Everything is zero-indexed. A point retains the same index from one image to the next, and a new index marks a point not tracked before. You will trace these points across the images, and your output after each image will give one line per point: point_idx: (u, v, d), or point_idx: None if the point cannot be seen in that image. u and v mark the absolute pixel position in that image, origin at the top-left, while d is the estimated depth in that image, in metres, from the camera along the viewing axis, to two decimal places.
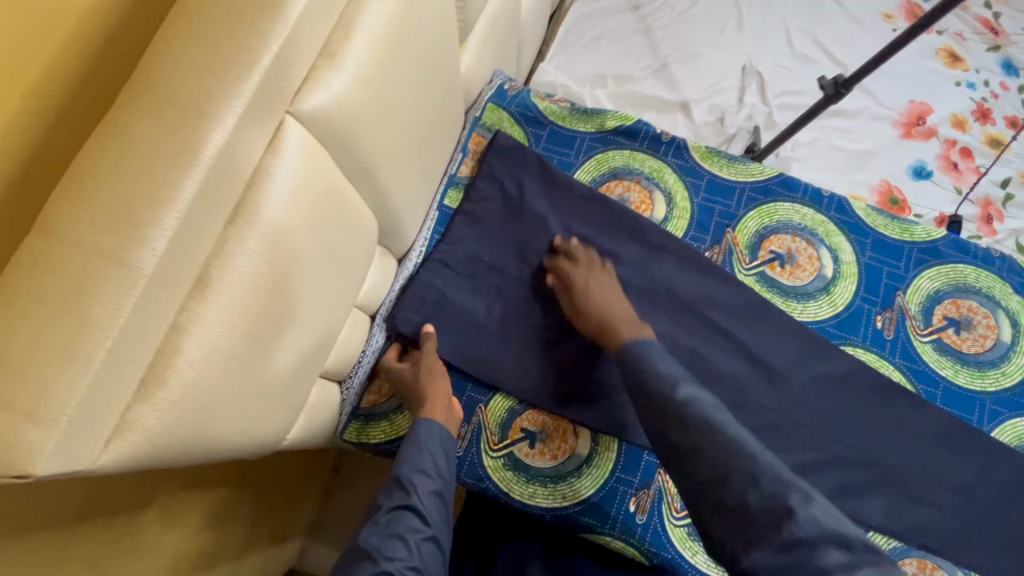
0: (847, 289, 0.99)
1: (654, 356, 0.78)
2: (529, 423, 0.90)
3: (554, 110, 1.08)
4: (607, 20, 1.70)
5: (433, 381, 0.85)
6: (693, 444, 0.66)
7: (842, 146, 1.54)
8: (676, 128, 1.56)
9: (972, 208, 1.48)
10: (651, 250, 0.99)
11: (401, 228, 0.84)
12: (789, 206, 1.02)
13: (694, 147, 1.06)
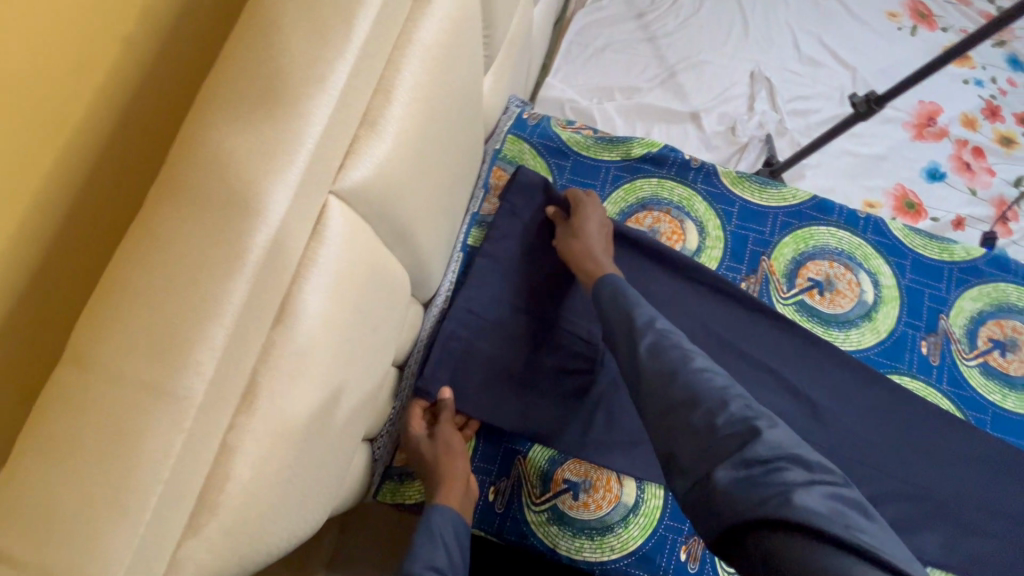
0: (890, 314, 0.96)
1: (629, 294, 0.77)
2: (572, 473, 0.87)
3: (578, 140, 1.05)
4: (611, 30, 1.64)
5: (451, 456, 0.81)
6: (660, 363, 0.65)
7: (854, 151, 1.51)
8: (687, 141, 1.52)
9: (987, 209, 1.46)
10: (681, 284, 0.95)
11: (429, 277, 0.80)
12: (824, 230, 1.00)
13: (724, 173, 1.03)
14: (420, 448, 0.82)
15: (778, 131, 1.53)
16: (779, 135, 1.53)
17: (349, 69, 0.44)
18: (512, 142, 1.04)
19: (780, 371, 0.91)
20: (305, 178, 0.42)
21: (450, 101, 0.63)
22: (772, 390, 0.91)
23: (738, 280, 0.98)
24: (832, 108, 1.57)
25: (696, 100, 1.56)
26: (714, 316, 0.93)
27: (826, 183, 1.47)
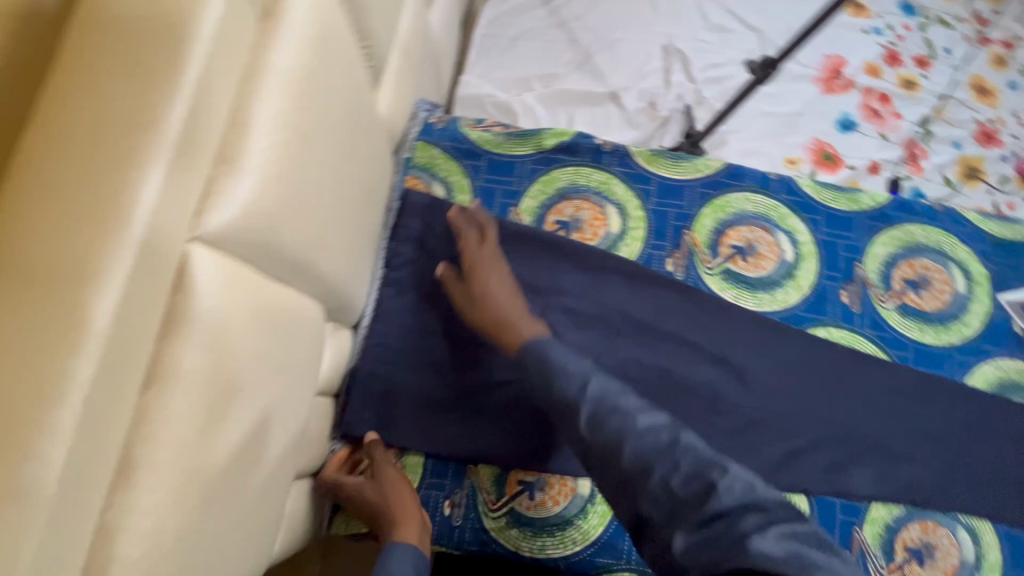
0: (811, 270, 0.99)
1: (554, 355, 0.75)
2: (524, 474, 0.86)
3: (487, 138, 1.03)
4: (520, 19, 1.62)
5: (391, 489, 0.80)
6: (606, 438, 0.67)
7: (770, 112, 1.54)
8: (610, 121, 1.52)
9: (897, 151, 1.52)
10: (593, 275, 0.95)
11: (348, 303, 0.78)
12: (740, 196, 1.02)
13: (637, 152, 1.03)
14: (356, 489, 0.80)
15: (697, 101, 1.56)
16: (698, 105, 1.56)
17: (185, 107, 0.41)
18: (422, 151, 1.01)
19: (711, 341, 0.94)
20: (151, 233, 0.40)
21: (329, 122, 0.61)
22: (707, 359, 0.94)
23: (664, 258, 0.99)
24: (745, 72, 1.60)
25: (614, 79, 1.56)
26: (645, 297, 0.95)
27: (749, 146, 1.50)
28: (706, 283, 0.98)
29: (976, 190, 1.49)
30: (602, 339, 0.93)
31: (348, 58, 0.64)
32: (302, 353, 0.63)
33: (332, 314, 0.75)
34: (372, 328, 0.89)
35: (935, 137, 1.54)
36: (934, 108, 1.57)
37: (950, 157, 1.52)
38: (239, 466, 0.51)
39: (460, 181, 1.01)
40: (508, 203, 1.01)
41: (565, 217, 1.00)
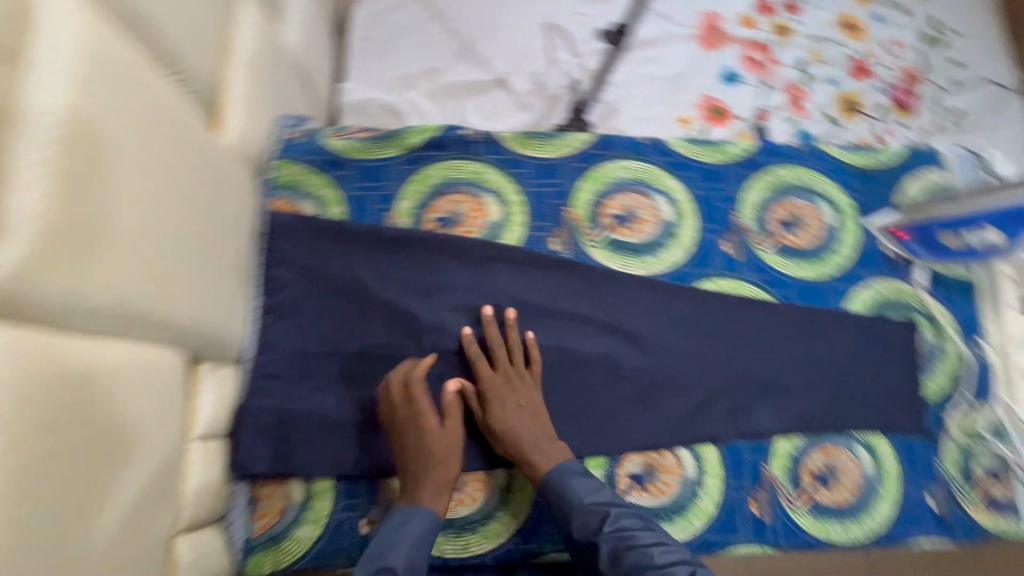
0: (851, 240, 0.93)
1: (578, 497, 0.75)
2: (635, 463, 0.82)
3: (348, 144, 0.89)
4: (392, 17, 1.47)
5: (540, 427, 0.79)
6: (617, 574, 0.71)
7: (657, 76, 1.54)
8: (502, 110, 1.45)
9: (779, 97, 1.55)
10: (613, 303, 0.87)
11: (206, 414, 0.70)
12: (784, 168, 0.94)
13: (674, 141, 0.94)
14: (450, 472, 0.76)
15: (585, 78, 1.50)
16: (607, 75, 1.51)
17: None
18: (358, 155, 0.88)
19: (747, 324, 0.88)
20: None
21: (114, 180, 0.53)
22: (737, 341, 0.87)
23: (720, 241, 0.91)
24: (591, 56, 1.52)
25: (499, 64, 1.47)
26: (693, 294, 0.88)
27: (656, 112, 1.50)
28: (770, 266, 0.91)
29: (856, 126, 1.57)
30: (616, 341, 0.86)
31: (141, 95, 0.57)
32: (143, 429, 0.56)
33: (215, 352, 0.68)
34: (349, 389, 0.80)
35: (814, 78, 1.58)
36: (807, 49, 1.59)
37: (829, 96, 1.58)
38: (104, 555, 0.50)
39: (413, 198, 0.88)
40: (552, 204, 0.90)
41: (612, 206, 0.90)
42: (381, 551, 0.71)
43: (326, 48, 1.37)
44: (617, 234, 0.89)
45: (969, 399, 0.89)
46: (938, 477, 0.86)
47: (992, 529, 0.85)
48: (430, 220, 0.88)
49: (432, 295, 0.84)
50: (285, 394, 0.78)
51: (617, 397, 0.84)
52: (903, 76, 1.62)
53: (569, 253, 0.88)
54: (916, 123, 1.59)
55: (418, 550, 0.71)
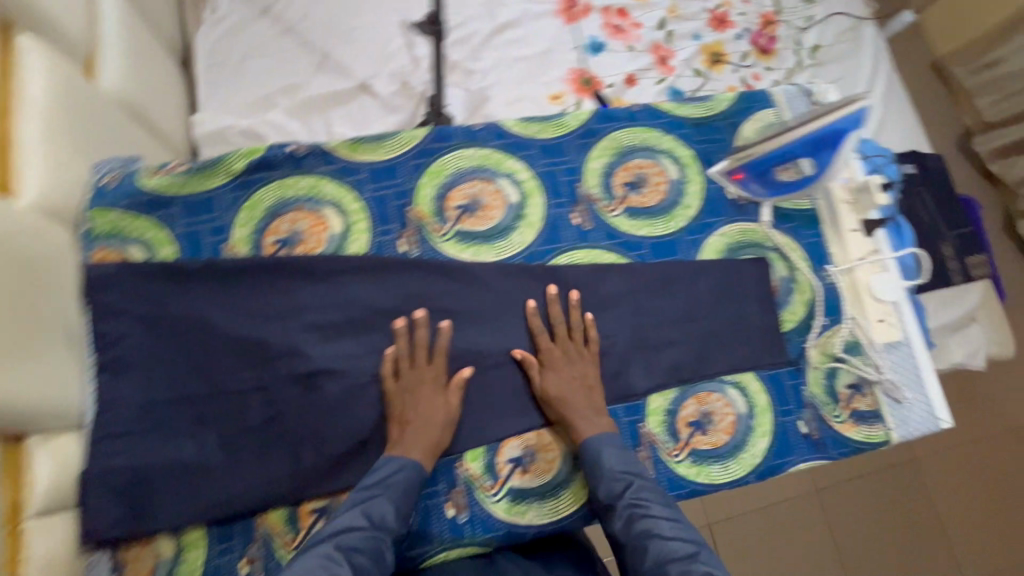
0: (696, 190, 0.95)
1: (609, 463, 0.78)
2: (512, 448, 0.83)
3: (170, 182, 0.85)
4: (242, 38, 1.42)
5: (592, 399, 0.82)
6: (627, 534, 0.73)
7: (521, 56, 1.53)
8: (368, 114, 1.42)
9: (647, 57, 1.58)
10: (475, 291, 0.86)
11: (41, 491, 0.66)
12: (621, 132, 0.96)
13: (509, 123, 0.94)
14: (436, 439, 0.78)
15: (449, 68, 1.49)
16: (471, 61, 1.50)
17: None
18: (180, 191, 0.84)
19: (606, 289, 0.89)
20: None
21: None
22: (598, 304, 0.88)
23: (569, 215, 0.92)
24: (452, 47, 1.51)
25: (360, 70, 1.44)
26: (551, 273, 0.88)
27: (526, 90, 1.50)
28: (619, 230, 0.92)
29: (723, 73, 1.61)
30: (480, 327, 0.85)
31: None
32: None
33: (33, 423, 0.66)
34: (207, 430, 0.77)
35: (675, 36, 1.62)
36: (666, 10, 1.64)
37: (693, 49, 1.61)
38: None
39: (247, 225, 0.85)
40: (395, 204, 0.89)
41: (455, 195, 0.90)
42: (365, 497, 0.72)
43: (174, 80, 1.30)
44: (465, 224, 0.89)
45: (826, 324, 0.92)
46: (808, 403, 0.90)
47: (861, 441, 0.90)
48: (269, 243, 0.85)
49: (281, 319, 0.82)
50: (137, 449, 0.75)
51: (487, 381, 0.84)
52: (761, 22, 1.68)
53: (417, 251, 0.87)
54: (777, 64, 1.65)
55: (403, 498, 0.73)
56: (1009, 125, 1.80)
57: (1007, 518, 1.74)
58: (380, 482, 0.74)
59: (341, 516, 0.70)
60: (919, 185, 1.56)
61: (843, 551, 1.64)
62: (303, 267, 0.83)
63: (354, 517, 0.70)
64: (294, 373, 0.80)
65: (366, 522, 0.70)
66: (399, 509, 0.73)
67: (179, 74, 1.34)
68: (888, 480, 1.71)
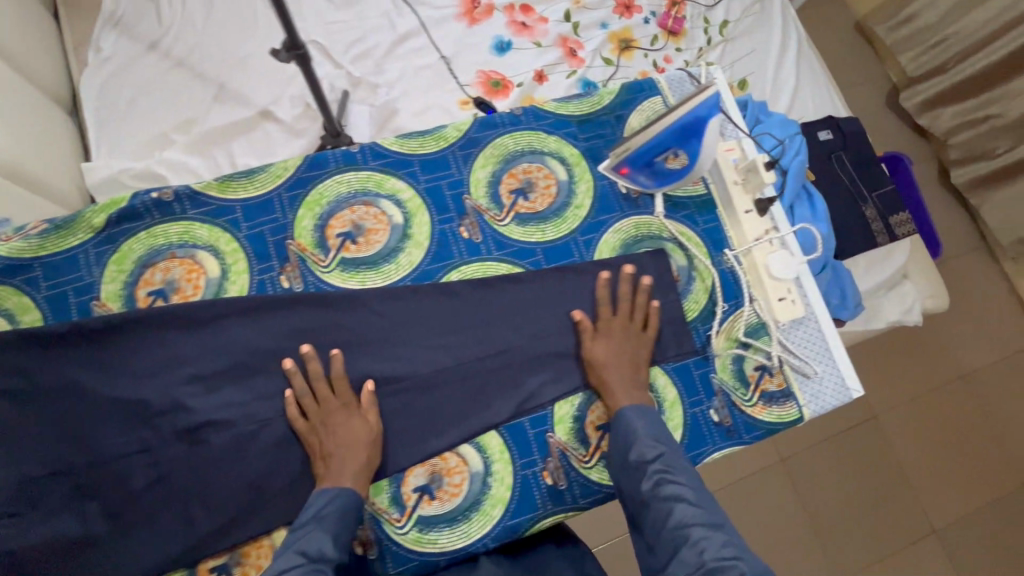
0: (585, 188, 0.94)
1: (641, 429, 0.79)
2: (418, 476, 0.81)
3: (24, 246, 0.81)
4: (131, 77, 1.37)
5: (635, 372, 0.84)
6: (651, 498, 0.74)
7: (427, 64, 1.50)
8: (272, 141, 1.38)
9: (555, 51, 1.56)
10: (364, 320, 0.84)
11: None
12: (504, 138, 0.94)
13: (386, 142, 0.92)
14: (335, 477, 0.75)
15: (353, 84, 1.45)
16: (375, 75, 1.47)
17: None
18: (37, 253, 0.80)
19: (499, 301, 0.87)
20: None
21: None
22: (492, 318, 0.87)
23: (456, 229, 0.90)
24: (354, 62, 1.47)
25: (259, 97, 1.40)
26: (442, 292, 0.86)
27: (433, 99, 1.46)
28: (510, 239, 0.90)
29: (633, 59, 1.60)
30: (372, 357, 0.83)
31: None
32: None
33: None
34: (89, 499, 0.74)
35: (582, 27, 1.60)
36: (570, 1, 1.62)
37: (601, 37, 1.59)
38: None
39: (116, 279, 0.82)
40: (274, 239, 0.86)
41: (336, 223, 0.87)
42: (300, 535, 0.69)
43: (59, 129, 1.25)
44: (348, 251, 0.86)
45: (727, 309, 0.92)
46: (717, 392, 0.90)
47: (773, 422, 0.90)
48: (143, 295, 0.82)
49: (159, 375, 0.78)
50: (13, 532, 0.72)
51: (385, 411, 0.82)
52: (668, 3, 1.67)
53: (301, 285, 0.85)
54: (687, 44, 1.65)
55: (340, 526, 0.71)
56: (928, 78, 1.80)
57: (970, 463, 1.72)
58: (312, 517, 0.70)
59: (278, 560, 0.66)
60: (838, 149, 1.55)
61: (822, 514, 1.61)
62: (177, 317, 0.79)
63: (291, 557, 0.66)
64: (176, 429, 0.77)
65: (303, 558, 0.66)
66: (337, 538, 0.69)
67: (65, 122, 1.29)
68: (850, 439, 1.68)
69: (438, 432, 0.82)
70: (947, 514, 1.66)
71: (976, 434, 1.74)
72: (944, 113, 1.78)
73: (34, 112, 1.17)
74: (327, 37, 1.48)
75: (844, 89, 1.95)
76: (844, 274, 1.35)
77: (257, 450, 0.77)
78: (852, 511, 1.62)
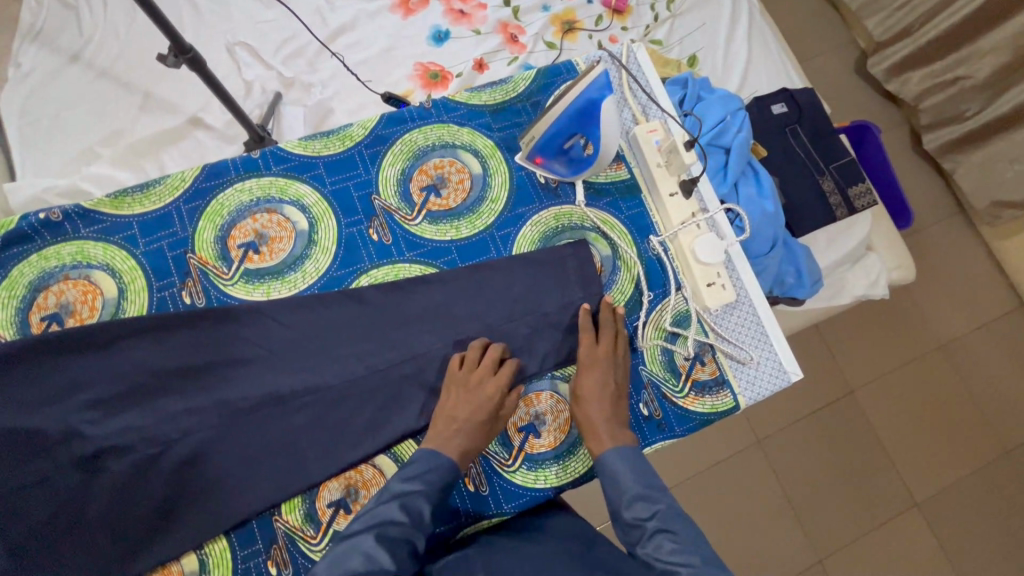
0: (501, 181, 0.92)
1: (631, 483, 0.76)
2: (333, 491, 0.79)
3: None
4: (53, 91, 1.32)
5: (618, 407, 0.81)
6: (653, 562, 0.70)
7: (362, 60, 1.46)
8: (203, 148, 1.34)
9: (495, 38, 1.51)
10: (268, 334, 0.80)
11: None
12: (413, 134, 0.92)
13: (290, 145, 0.89)
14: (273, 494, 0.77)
15: (285, 85, 1.41)
16: (308, 74, 1.43)
17: None
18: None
19: (411, 305, 0.83)
20: None
21: None
22: (404, 323, 0.83)
23: (366, 231, 0.87)
24: (285, 63, 1.42)
25: (188, 105, 1.36)
26: (351, 297, 0.82)
27: (369, 97, 1.42)
28: (423, 239, 0.88)
29: (578, 41, 1.55)
30: (279, 370, 0.79)
31: None
32: None
33: None
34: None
35: (522, 11, 1.55)
36: None
37: (543, 21, 1.54)
38: None
39: (8, 306, 0.79)
40: (174, 254, 0.83)
41: (238, 233, 0.84)
42: (404, 489, 0.73)
43: None
44: (251, 262, 0.83)
45: (653, 299, 0.90)
46: (647, 384, 0.87)
47: (705, 413, 0.87)
48: (36, 320, 0.79)
49: (51, 404, 0.73)
50: None
51: (293, 426, 0.78)
52: None
53: (203, 300, 0.82)
54: (633, 22, 1.59)
55: (439, 495, 0.74)
56: (893, 42, 1.73)
57: (954, 432, 1.63)
58: (418, 477, 0.74)
59: (381, 508, 0.71)
60: (792, 122, 1.49)
61: (806, 493, 1.52)
62: (66, 341, 0.74)
63: (393, 510, 0.71)
64: (74, 458, 0.73)
65: (405, 517, 0.71)
66: (434, 506, 0.74)
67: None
68: (830, 416, 1.59)
69: (352, 445, 0.79)
70: (930, 485, 1.57)
71: (958, 403, 1.66)
72: (912, 78, 1.72)
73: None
74: (257, 37, 1.43)
75: (808, 56, 1.87)
76: (799, 250, 1.28)
77: (162, 472, 0.75)
78: (832, 488, 1.53)
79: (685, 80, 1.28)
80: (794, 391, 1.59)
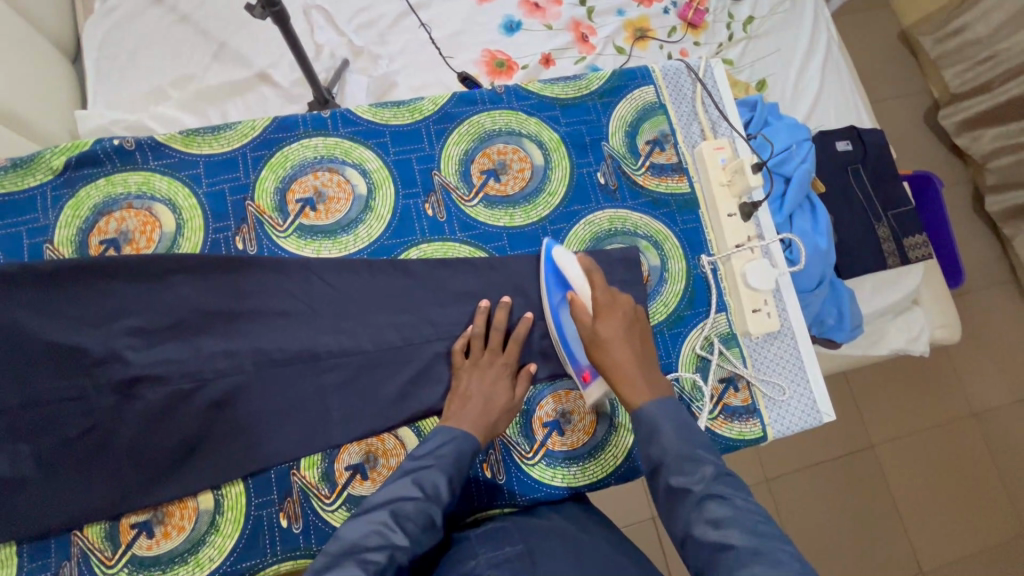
0: (560, 175, 0.92)
1: (668, 443, 0.67)
2: (353, 455, 0.80)
3: None
4: (133, 28, 1.35)
5: (643, 346, 0.75)
6: (691, 517, 0.62)
7: (432, 39, 1.46)
8: (266, 103, 1.37)
9: (566, 35, 1.50)
10: (310, 289, 0.81)
11: None
12: (481, 117, 0.92)
13: (359, 109, 0.90)
14: (296, 444, 0.78)
15: (354, 53, 1.42)
16: (377, 46, 1.44)
17: None
18: None
19: (456, 285, 0.83)
20: None
21: None
22: (447, 301, 0.83)
23: (422, 205, 0.88)
24: (356, 32, 1.43)
25: (259, 59, 1.39)
26: (399, 268, 0.83)
27: (434, 77, 1.43)
28: (475, 222, 0.88)
29: (648, 49, 1.53)
30: (319, 329, 0.80)
31: None
32: None
33: None
34: (20, 442, 0.72)
35: (596, 12, 1.54)
36: None
37: (616, 25, 1.53)
38: None
39: (71, 225, 0.81)
40: (233, 198, 0.84)
41: (297, 187, 0.85)
42: (418, 465, 0.69)
43: (57, 70, 1.24)
44: (307, 218, 0.85)
45: (695, 317, 0.89)
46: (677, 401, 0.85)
47: (732, 438, 0.85)
48: (95, 243, 0.81)
49: (97, 326, 0.75)
50: None
51: (324, 385, 0.79)
52: None
53: (255, 248, 0.83)
54: (706, 39, 1.57)
55: (455, 468, 0.70)
56: (971, 95, 1.66)
57: (973, 506, 1.57)
58: (430, 453, 0.70)
59: (393, 484, 0.67)
60: (856, 161, 1.44)
61: (816, 539, 1.48)
62: (123, 269, 0.76)
63: (406, 486, 0.67)
64: (113, 381, 0.74)
65: (419, 492, 0.67)
66: (452, 481, 0.69)
67: (64, 65, 1.27)
68: (848, 466, 1.54)
69: (378, 413, 0.79)
70: (940, 555, 1.51)
71: (984, 478, 1.59)
72: (986, 135, 1.65)
73: (33, 50, 1.15)
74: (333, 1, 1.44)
75: (880, 98, 1.81)
76: (844, 292, 1.25)
77: (193, 409, 0.76)
78: (840, 541, 1.48)
79: (754, 103, 1.26)
80: (814, 436, 1.55)
